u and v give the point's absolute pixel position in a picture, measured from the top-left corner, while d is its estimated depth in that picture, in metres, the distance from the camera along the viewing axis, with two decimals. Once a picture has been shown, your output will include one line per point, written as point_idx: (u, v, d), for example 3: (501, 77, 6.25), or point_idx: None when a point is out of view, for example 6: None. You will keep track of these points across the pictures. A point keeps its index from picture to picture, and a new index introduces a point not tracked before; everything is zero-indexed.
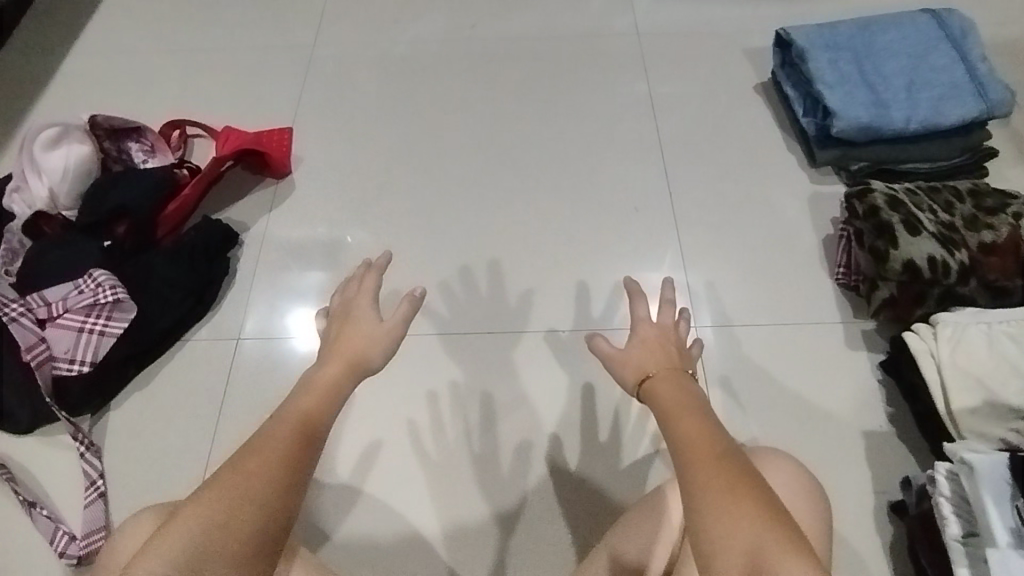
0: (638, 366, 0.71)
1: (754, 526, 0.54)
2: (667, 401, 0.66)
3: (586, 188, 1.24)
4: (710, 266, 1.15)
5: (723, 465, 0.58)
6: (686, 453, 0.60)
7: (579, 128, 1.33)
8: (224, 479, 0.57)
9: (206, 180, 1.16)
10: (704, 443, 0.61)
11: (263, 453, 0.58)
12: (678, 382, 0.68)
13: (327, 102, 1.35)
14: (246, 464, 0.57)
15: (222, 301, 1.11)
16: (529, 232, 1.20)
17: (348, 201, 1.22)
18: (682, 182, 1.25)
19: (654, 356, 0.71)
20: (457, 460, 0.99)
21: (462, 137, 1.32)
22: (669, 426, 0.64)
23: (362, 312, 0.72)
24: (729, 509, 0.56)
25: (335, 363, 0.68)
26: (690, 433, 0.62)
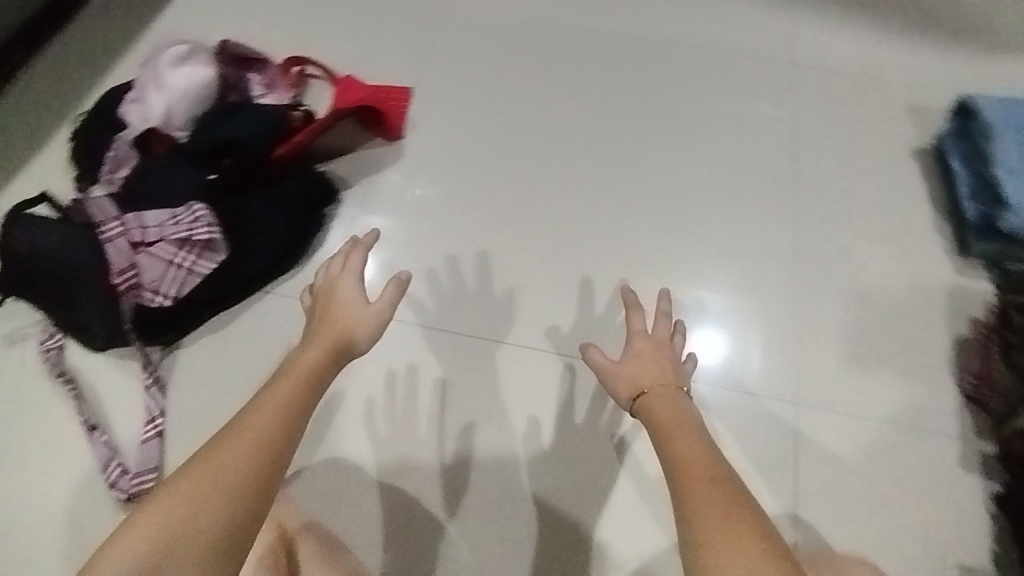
0: (633, 372, 0.84)
1: (742, 527, 0.58)
2: (661, 417, 0.76)
3: (706, 219, 1.14)
4: (822, 339, 1.05)
5: (711, 472, 0.65)
6: (676, 468, 0.67)
7: (712, 149, 1.21)
8: (231, 444, 0.60)
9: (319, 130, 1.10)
10: (692, 456, 0.68)
11: (241, 441, 0.60)
12: (674, 397, 0.79)
13: (450, 64, 1.26)
14: (220, 454, 0.59)
15: (308, 256, 1.06)
16: (636, 254, 1.10)
17: (454, 180, 1.15)
18: (812, 236, 1.13)
19: (648, 365, 0.84)
20: (512, 485, 0.94)
21: (584, 131, 1.21)
22: (667, 440, 0.72)
23: (341, 298, 0.83)
24: (718, 520, 0.59)
25: (316, 346, 0.76)
26: (682, 447, 0.69)
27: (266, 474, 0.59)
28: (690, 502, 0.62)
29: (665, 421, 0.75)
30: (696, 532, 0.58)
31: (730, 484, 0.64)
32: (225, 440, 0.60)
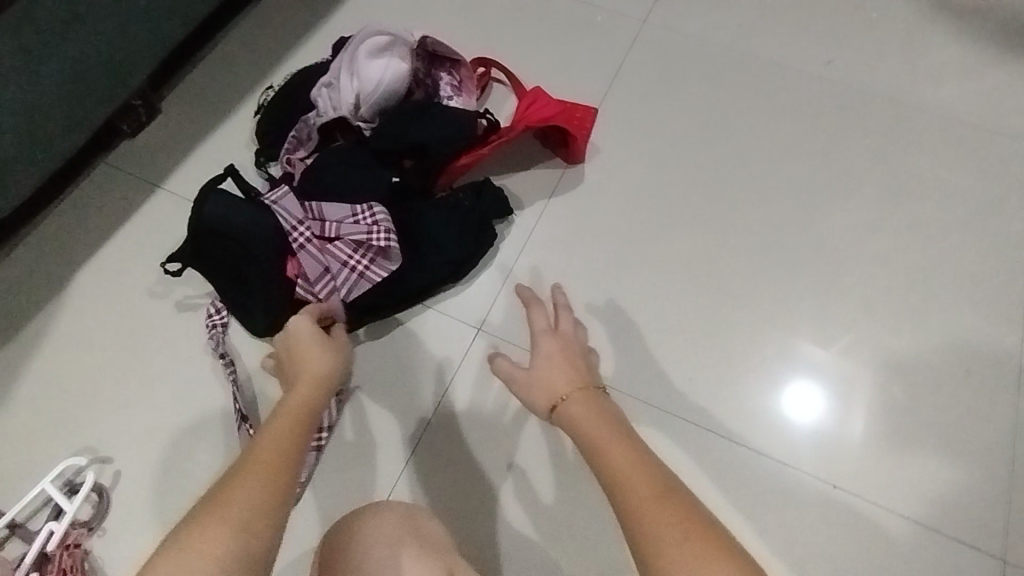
0: (504, 371, 0.81)
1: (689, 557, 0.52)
2: (579, 417, 0.69)
3: (898, 321, 1.03)
4: (1009, 484, 0.95)
5: (645, 482, 0.58)
6: (609, 481, 0.60)
7: (918, 237, 1.08)
8: (214, 507, 0.56)
9: (501, 144, 1.06)
10: (633, 471, 0.59)
11: (239, 483, 0.58)
12: (589, 401, 0.71)
13: (642, 94, 1.18)
14: (227, 500, 0.57)
15: (472, 280, 1.05)
16: (811, 342, 1.03)
17: (629, 222, 1.09)
18: (1022, 363, 1.00)
19: (545, 374, 0.77)
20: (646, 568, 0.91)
21: (776, 195, 1.11)
22: (597, 447, 0.64)
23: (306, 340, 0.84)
24: (683, 544, 0.52)
25: (304, 383, 0.76)
26: (608, 459, 0.62)
27: (258, 537, 0.55)
28: (640, 524, 0.55)
29: (591, 434, 0.66)
30: (645, 548, 0.54)
31: (668, 496, 0.56)
32: (225, 484, 0.58)
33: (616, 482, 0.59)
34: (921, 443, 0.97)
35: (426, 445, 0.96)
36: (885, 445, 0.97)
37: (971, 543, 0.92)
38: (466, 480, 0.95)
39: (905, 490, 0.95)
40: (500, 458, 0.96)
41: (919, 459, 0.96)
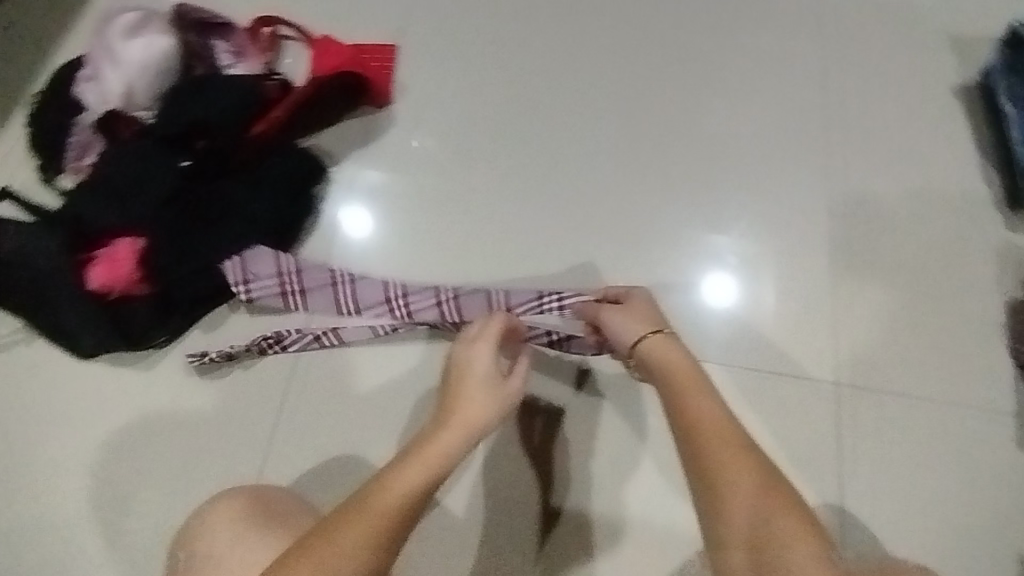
0: (470, 366, 0.71)
1: (786, 515, 0.58)
2: (660, 355, 0.74)
3: (733, 188, 1.04)
4: (864, 314, 0.96)
5: (745, 450, 0.63)
6: (682, 426, 0.67)
7: (728, 102, 1.10)
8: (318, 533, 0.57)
9: (302, 104, 1.01)
10: (712, 421, 0.66)
11: (362, 526, 0.57)
12: (673, 345, 0.75)
13: (442, 27, 1.15)
14: (342, 540, 0.56)
15: (301, 248, 0.99)
16: (648, 222, 1.01)
17: (448, 152, 1.06)
18: (850, 200, 1.03)
19: (476, 363, 0.71)
20: (536, 486, 0.86)
21: (594, 96, 1.10)
22: (681, 399, 0.68)
23: (479, 373, 0.70)
24: (778, 508, 0.59)
25: (455, 429, 0.65)
26: (698, 407, 0.67)
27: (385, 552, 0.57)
28: (724, 485, 0.62)
29: (675, 368, 0.72)
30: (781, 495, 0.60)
31: (751, 450, 0.63)
32: (346, 529, 0.57)
33: (694, 426, 0.66)
34: (779, 297, 0.97)
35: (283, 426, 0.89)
36: (745, 306, 0.97)
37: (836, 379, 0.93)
38: (333, 449, 0.88)
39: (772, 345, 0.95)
40: (365, 418, 0.89)
41: (780, 314, 0.96)
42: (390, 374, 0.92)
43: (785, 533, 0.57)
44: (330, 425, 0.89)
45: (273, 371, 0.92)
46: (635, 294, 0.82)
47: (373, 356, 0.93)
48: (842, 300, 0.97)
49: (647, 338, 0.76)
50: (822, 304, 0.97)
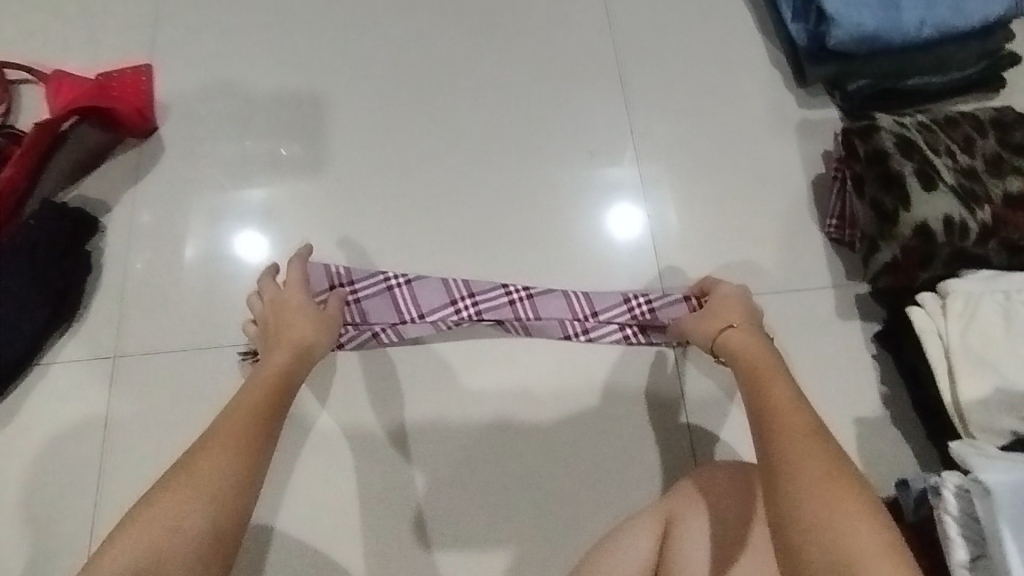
0: (312, 339, 0.80)
1: (840, 489, 0.54)
2: (740, 351, 0.72)
3: (531, 135, 1.02)
4: (675, 227, 0.98)
5: (804, 418, 0.60)
6: (766, 413, 0.62)
7: (512, 46, 1.07)
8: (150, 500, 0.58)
9: (29, 157, 0.93)
10: (789, 406, 0.62)
11: (219, 451, 0.62)
12: (754, 338, 0.73)
13: (197, 35, 1.06)
14: (204, 464, 0.61)
15: (90, 310, 0.93)
16: (454, 190, 0.99)
17: (234, 169, 1.00)
18: (646, 119, 1.03)
19: (294, 329, 0.80)
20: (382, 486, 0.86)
21: (374, 70, 1.05)
22: (756, 384, 0.66)
23: (294, 304, 0.83)
24: (823, 470, 0.55)
25: (283, 353, 0.77)
26: (776, 393, 0.63)
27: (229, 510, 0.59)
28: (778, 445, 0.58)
29: (753, 364, 0.68)
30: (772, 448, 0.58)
31: (820, 431, 0.59)
32: (204, 451, 0.62)
33: (765, 409, 0.62)
34: (593, 235, 0.97)
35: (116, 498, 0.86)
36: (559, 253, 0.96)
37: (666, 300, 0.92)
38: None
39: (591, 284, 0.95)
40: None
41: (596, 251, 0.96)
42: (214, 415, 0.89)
43: (829, 505, 0.53)
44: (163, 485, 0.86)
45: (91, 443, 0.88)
46: (721, 288, 0.84)
47: (194, 401, 0.90)
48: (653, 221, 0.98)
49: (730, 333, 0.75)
50: (634, 228, 0.98)
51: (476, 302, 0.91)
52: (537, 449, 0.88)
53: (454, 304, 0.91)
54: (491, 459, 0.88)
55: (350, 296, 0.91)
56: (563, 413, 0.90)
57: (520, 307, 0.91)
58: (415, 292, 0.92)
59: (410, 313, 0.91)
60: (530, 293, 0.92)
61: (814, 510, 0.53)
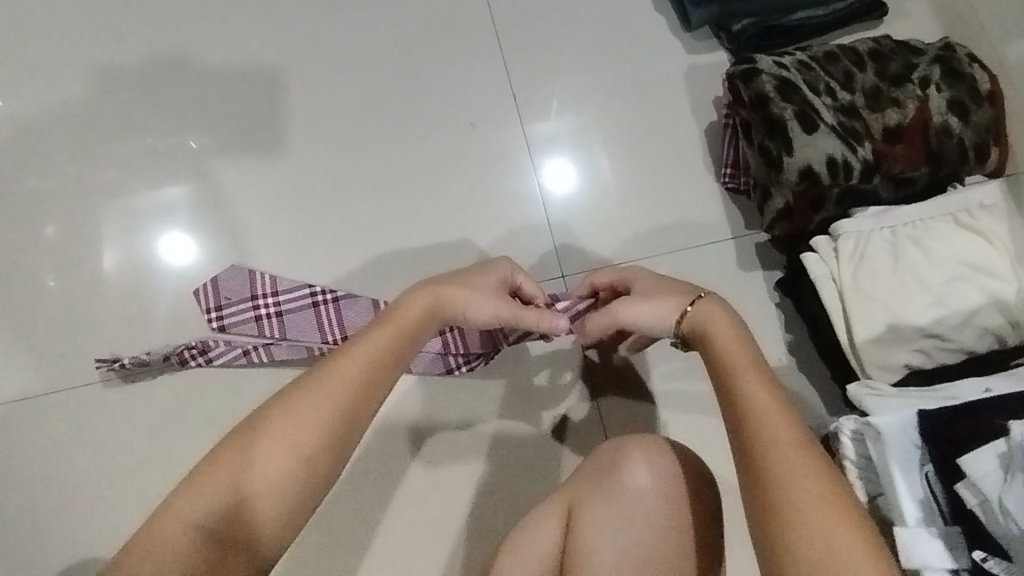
0: (462, 301, 0.62)
1: (845, 527, 0.47)
2: (712, 338, 0.58)
3: (409, 111, 0.96)
4: (572, 195, 0.93)
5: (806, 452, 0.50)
6: (758, 427, 0.52)
7: (380, 16, 0.99)
8: (248, 440, 0.51)
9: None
10: (775, 414, 0.52)
11: (333, 393, 0.53)
12: (732, 324, 0.59)
13: (26, 36, 0.95)
14: (304, 411, 0.52)
15: None
16: (334, 182, 0.93)
17: (85, 186, 0.91)
18: (531, 81, 0.97)
19: (483, 278, 0.65)
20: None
21: (233, 59, 0.96)
22: (733, 385, 0.55)
23: (460, 279, 0.64)
24: (828, 504, 0.48)
25: (423, 296, 0.61)
26: (757, 398, 0.53)
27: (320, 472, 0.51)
28: (774, 474, 0.49)
29: (725, 357, 0.57)
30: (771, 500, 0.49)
31: (814, 449, 0.51)
32: (301, 395, 0.52)
33: (748, 422, 0.52)
34: (485, 213, 0.93)
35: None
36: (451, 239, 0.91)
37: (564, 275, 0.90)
38: (62, 556, 0.81)
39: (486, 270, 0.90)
40: (85, 513, 0.82)
41: (488, 231, 0.92)
42: (97, 453, 0.84)
43: (839, 555, 0.46)
44: (51, 535, 0.81)
45: None
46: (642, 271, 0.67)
47: (74, 442, 0.84)
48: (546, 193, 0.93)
49: (691, 310, 0.61)
50: (526, 199, 0.93)
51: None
52: (437, 446, 0.83)
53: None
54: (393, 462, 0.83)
55: (271, 307, 0.88)
56: (463, 405, 0.85)
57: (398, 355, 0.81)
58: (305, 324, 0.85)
59: (334, 334, 0.87)
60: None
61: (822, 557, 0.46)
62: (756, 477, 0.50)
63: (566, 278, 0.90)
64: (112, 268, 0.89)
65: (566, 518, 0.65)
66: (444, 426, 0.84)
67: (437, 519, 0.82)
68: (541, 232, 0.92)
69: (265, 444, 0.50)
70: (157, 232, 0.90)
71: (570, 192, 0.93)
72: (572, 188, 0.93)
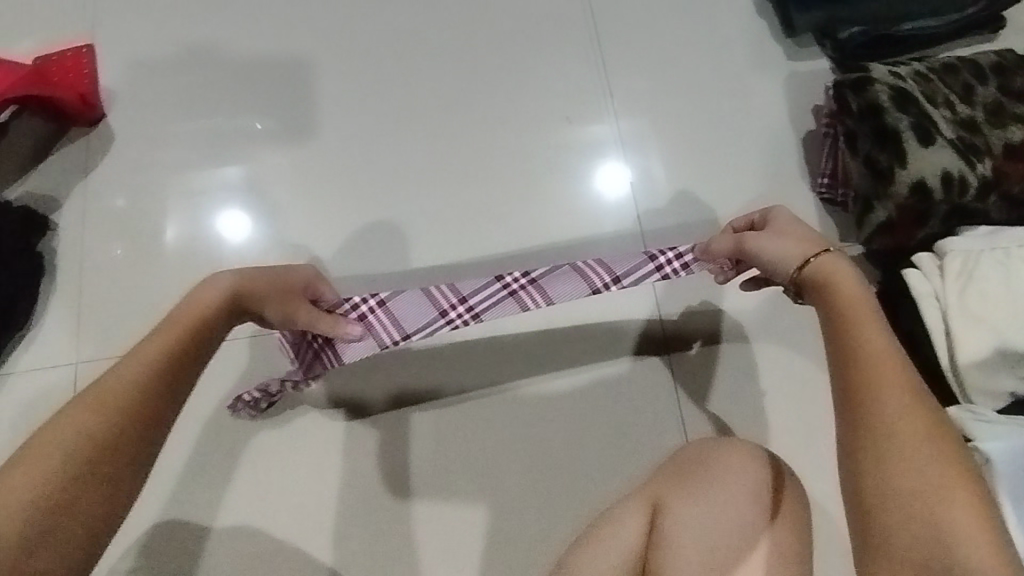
0: (257, 299, 0.66)
1: (946, 468, 0.48)
2: (830, 284, 0.59)
3: (503, 104, 0.97)
4: (657, 195, 0.93)
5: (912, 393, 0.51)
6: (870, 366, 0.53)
7: (480, 8, 1.01)
8: (115, 383, 0.53)
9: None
10: (886, 355, 0.53)
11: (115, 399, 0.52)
12: (850, 269, 0.59)
13: (144, 14, 1.00)
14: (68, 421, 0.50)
15: (46, 312, 0.89)
16: (427, 168, 0.95)
17: (190, 157, 0.95)
18: (626, 80, 0.98)
19: (264, 274, 0.68)
20: (361, 481, 0.83)
21: (337, 43, 0.99)
22: (848, 325, 0.56)
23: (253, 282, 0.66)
24: (932, 441, 0.49)
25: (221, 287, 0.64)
26: (873, 340, 0.54)
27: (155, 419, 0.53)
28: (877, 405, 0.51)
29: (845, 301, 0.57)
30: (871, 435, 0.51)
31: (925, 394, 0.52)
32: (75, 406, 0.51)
33: (856, 357, 0.54)
34: (567, 210, 0.93)
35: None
36: (539, 232, 0.92)
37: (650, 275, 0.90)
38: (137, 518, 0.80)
39: None
40: (161, 477, 0.82)
41: (575, 227, 0.92)
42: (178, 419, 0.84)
43: (935, 488, 0.48)
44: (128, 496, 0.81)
45: None
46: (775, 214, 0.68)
47: None
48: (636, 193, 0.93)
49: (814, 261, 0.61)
50: (613, 198, 0.93)
51: (472, 307, 0.77)
52: (518, 433, 0.85)
53: (443, 317, 0.77)
54: (472, 445, 0.84)
55: None
56: (543, 396, 0.86)
57: (527, 297, 0.78)
58: (395, 312, 0.76)
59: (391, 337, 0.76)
60: (528, 279, 0.77)
61: (917, 488, 0.48)
62: (863, 413, 0.51)
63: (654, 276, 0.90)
64: (171, 242, 0.92)
65: (650, 514, 0.65)
66: (527, 412, 0.86)
67: (512, 506, 0.83)
68: (627, 231, 0.92)
69: (124, 386, 0.53)
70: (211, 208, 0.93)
71: (621, 198, 0.93)
72: (625, 194, 0.94)
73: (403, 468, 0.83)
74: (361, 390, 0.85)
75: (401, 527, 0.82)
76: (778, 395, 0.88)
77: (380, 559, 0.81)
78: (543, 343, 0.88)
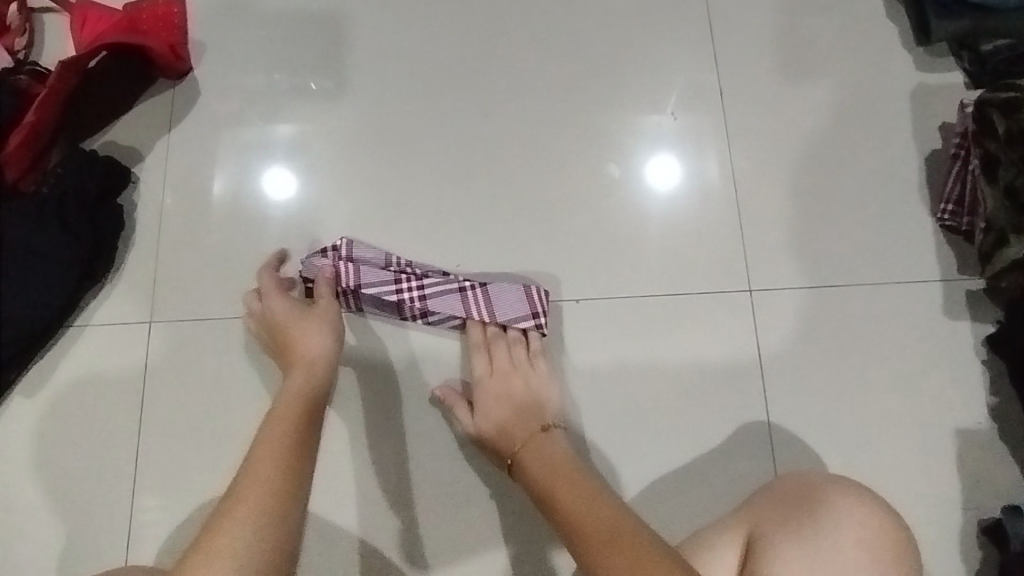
0: (303, 337, 0.76)
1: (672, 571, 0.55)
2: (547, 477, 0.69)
3: (601, 92, 0.91)
4: (760, 201, 0.87)
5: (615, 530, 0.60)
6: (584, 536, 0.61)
7: None
8: (235, 500, 0.59)
9: (55, 99, 0.85)
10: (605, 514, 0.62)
11: (260, 467, 0.62)
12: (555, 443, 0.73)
13: None
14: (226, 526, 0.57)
15: (124, 267, 0.87)
16: (517, 152, 0.90)
17: (275, 120, 0.91)
18: (736, 78, 0.91)
19: (512, 408, 0.77)
20: (423, 475, 0.80)
21: (434, 13, 0.95)
22: (552, 492, 0.67)
23: (296, 321, 0.77)
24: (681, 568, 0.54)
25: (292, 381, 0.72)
26: (568, 494, 0.66)
27: (295, 477, 0.62)
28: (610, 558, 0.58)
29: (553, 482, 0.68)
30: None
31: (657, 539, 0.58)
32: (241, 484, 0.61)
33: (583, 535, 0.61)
34: (658, 216, 0.86)
35: (148, 469, 0.81)
36: (636, 238, 0.86)
37: (754, 288, 0.84)
38: (205, 483, 0.81)
39: (670, 271, 0.85)
40: (232, 445, 0.82)
41: (674, 241, 0.86)
42: (255, 388, 0.84)
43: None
44: (198, 462, 0.82)
45: (125, 411, 0.83)
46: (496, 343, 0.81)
47: (228, 375, 0.84)
48: (743, 207, 0.86)
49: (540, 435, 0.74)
50: (712, 200, 0.87)
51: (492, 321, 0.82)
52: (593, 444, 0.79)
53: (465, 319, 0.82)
54: None
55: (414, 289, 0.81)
56: (625, 405, 0.81)
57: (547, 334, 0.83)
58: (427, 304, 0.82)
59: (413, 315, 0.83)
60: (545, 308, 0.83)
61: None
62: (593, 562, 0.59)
63: (754, 294, 0.83)
64: (215, 196, 0.89)
65: (744, 545, 0.64)
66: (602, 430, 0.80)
67: None
68: (728, 243, 0.85)
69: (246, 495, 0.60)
70: (273, 173, 0.90)
71: (699, 202, 0.87)
72: (703, 199, 0.87)
73: (467, 467, 0.80)
74: (434, 383, 0.82)
75: (462, 528, 0.79)
76: (889, 437, 0.78)
77: (439, 557, 0.78)
78: (628, 359, 0.82)
